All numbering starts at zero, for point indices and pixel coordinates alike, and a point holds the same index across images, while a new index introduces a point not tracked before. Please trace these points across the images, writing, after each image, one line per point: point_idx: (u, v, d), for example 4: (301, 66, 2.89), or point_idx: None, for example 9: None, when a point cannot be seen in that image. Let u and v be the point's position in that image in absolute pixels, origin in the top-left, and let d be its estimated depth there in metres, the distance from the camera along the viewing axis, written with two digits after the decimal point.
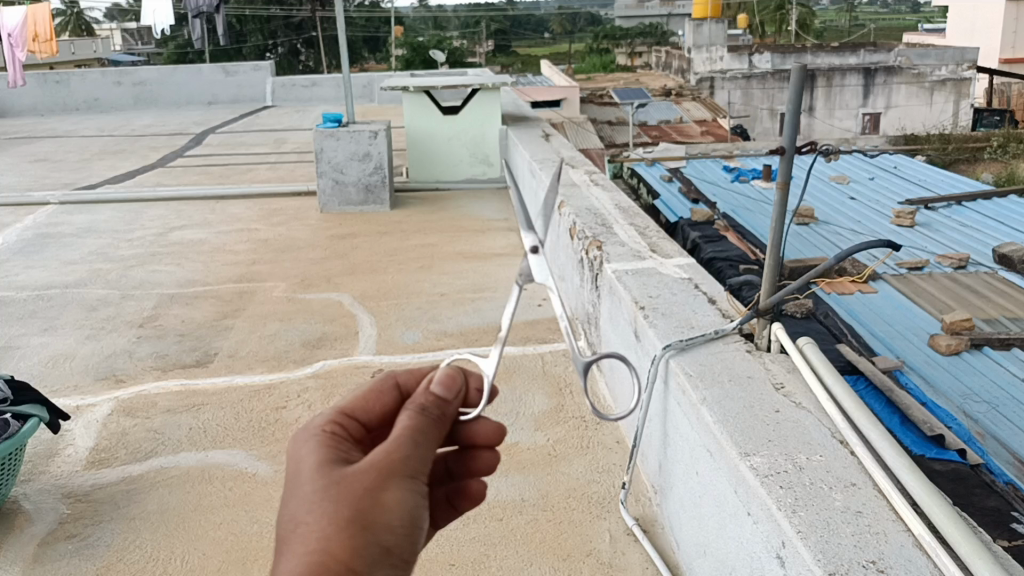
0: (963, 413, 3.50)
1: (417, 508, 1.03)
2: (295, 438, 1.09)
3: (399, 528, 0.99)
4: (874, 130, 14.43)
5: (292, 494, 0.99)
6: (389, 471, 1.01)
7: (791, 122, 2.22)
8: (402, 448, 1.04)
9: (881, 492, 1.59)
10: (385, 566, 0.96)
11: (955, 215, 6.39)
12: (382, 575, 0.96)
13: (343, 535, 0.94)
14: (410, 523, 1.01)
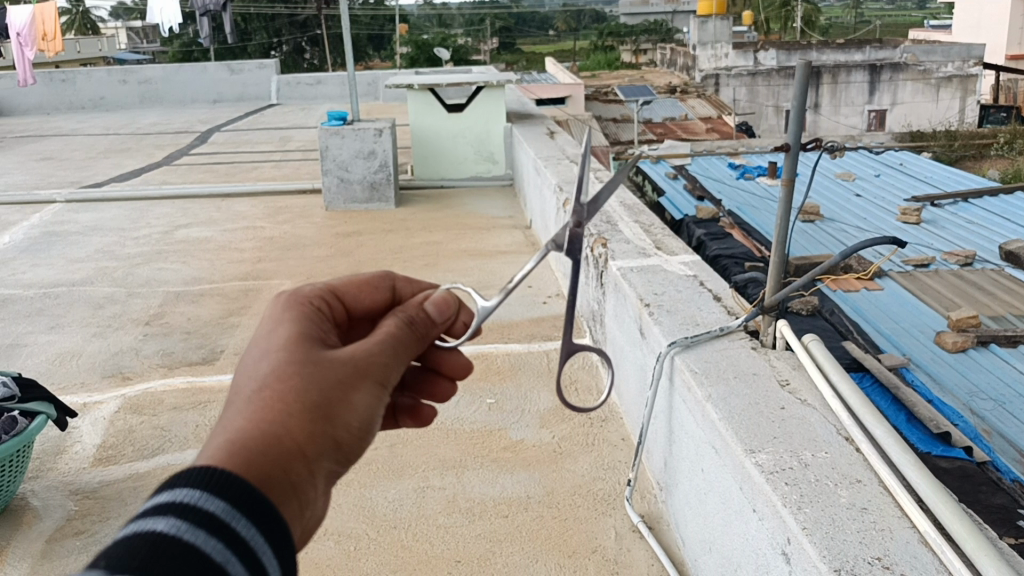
0: (970, 410, 3.49)
1: (375, 422, 0.97)
2: (277, 305, 1.02)
3: (355, 431, 0.93)
4: (879, 127, 14.41)
5: (262, 358, 0.92)
6: (364, 374, 0.96)
7: (796, 118, 2.21)
8: (383, 359, 0.99)
9: (887, 489, 1.59)
10: (331, 462, 0.90)
11: (961, 212, 6.38)
12: (326, 470, 0.89)
13: (303, 417, 0.87)
14: (366, 430, 0.95)
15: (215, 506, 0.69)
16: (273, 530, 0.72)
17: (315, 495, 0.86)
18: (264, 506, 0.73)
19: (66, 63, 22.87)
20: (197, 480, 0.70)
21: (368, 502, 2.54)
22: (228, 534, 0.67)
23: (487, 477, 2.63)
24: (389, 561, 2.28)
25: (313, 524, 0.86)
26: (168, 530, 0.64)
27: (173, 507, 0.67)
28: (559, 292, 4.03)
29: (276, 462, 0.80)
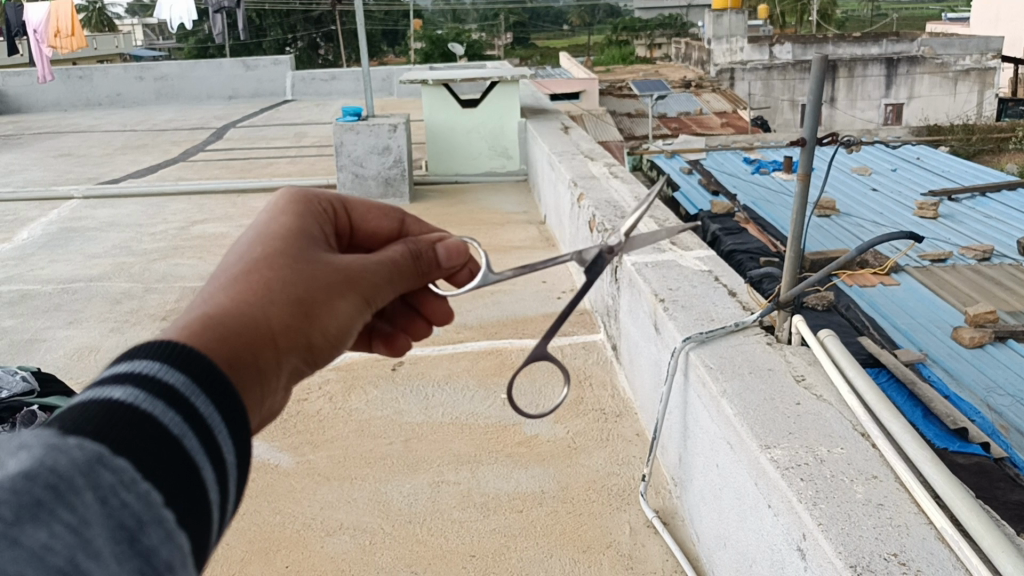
0: (987, 406, 3.47)
1: (350, 334, 0.96)
2: (284, 201, 1.03)
3: (329, 337, 0.92)
4: (895, 121, 14.30)
5: (255, 245, 0.92)
6: (349, 284, 0.95)
7: (812, 113, 2.20)
8: (369, 277, 1.00)
9: (903, 485, 1.58)
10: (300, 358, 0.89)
11: (979, 206, 6.33)
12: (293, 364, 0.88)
13: (287, 307, 0.86)
14: (340, 339, 0.94)
15: (174, 380, 0.66)
16: (235, 417, 0.69)
17: (278, 388, 0.84)
18: (230, 391, 0.70)
19: (83, 60, 23.01)
20: (158, 352, 0.67)
21: (384, 496, 2.55)
22: (186, 409, 0.65)
23: (501, 472, 2.64)
24: (403, 555, 2.29)
25: (268, 416, 0.84)
26: (124, 398, 0.62)
27: (133, 376, 0.64)
28: (573, 287, 4.03)
29: (246, 344, 0.78)
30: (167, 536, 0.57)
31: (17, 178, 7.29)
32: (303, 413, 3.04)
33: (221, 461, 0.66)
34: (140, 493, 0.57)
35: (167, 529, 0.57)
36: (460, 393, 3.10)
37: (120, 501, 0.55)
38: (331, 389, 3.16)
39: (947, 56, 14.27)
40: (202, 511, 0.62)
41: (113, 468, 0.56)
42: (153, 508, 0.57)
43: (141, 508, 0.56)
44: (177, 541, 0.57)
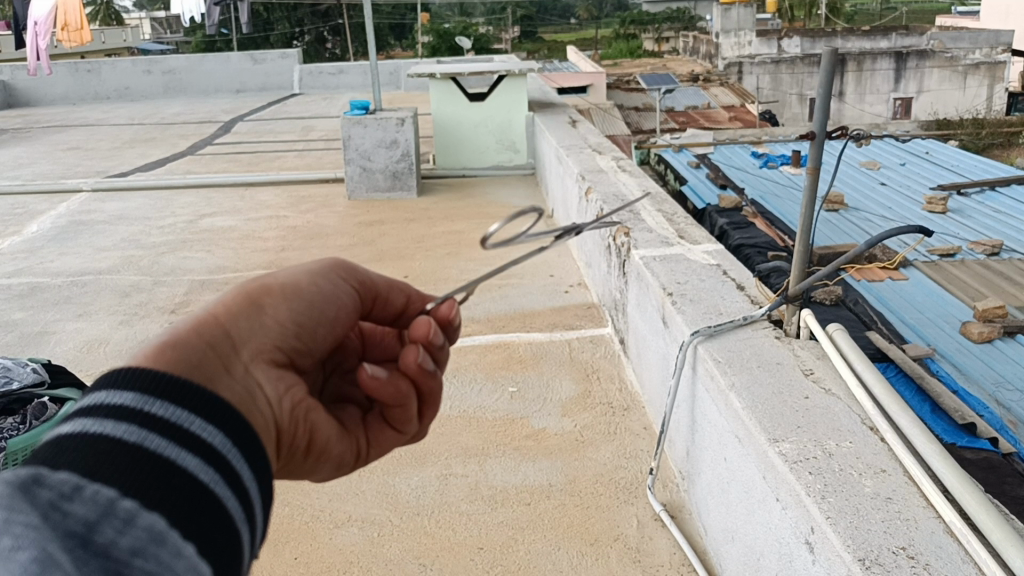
0: (995, 401, 3.46)
1: (313, 296, 0.99)
2: None
3: (278, 295, 0.95)
4: (904, 116, 14.21)
5: None
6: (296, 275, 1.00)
7: (821, 107, 2.19)
8: (315, 268, 1.04)
9: (912, 479, 1.58)
10: (255, 318, 0.91)
11: (988, 201, 6.30)
12: (253, 326, 0.90)
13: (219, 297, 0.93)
14: (298, 296, 0.97)
15: (124, 398, 0.67)
16: (195, 397, 0.72)
17: (236, 348, 0.86)
18: (181, 380, 0.72)
19: (90, 54, 23.09)
20: (104, 379, 0.70)
21: (391, 488, 2.56)
22: (141, 418, 0.66)
23: (509, 465, 2.64)
24: (412, 547, 2.30)
25: (245, 369, 0.85)
26: (73, 430, 0.65)
27: (82, 408, 0.67)
28: (581, 282, 4.04)
29: (186, 327, 0.83)
30: (128, 524, 0.60)
31: (26, 171, 7.32)
32: None
33: (199, 446, 0.68)
34: (86, 499, 0.60)
35: (124, 518, 0.60)
36: (468, 386, 3.11)
37: (64, 513, 0.59)
38: None
39: (957, 49, 14.20)
40: (188, 494, 0.65)
41: (49, 485, 0.60)
42: (106, 506, 0.60)
43: (89, 511, 0.59)
44: (141, 525, 0.60)
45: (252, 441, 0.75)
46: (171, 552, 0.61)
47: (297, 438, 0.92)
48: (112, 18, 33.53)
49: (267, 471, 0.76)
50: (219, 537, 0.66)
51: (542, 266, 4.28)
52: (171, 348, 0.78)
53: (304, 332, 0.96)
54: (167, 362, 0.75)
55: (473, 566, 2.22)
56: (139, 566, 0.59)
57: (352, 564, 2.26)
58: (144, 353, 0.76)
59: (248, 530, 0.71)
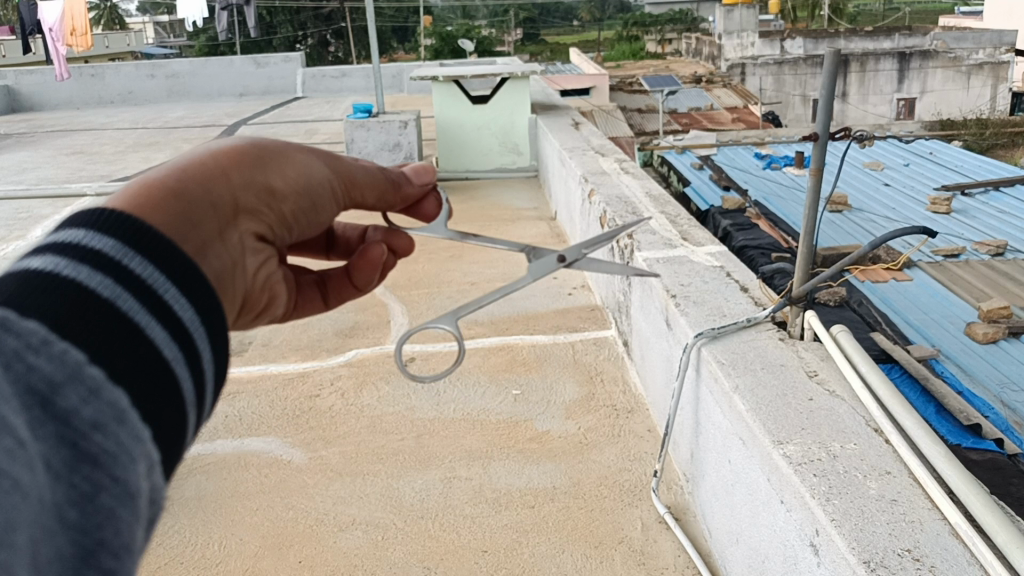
0: (1000, 402, 3.45)
1: (316, 192, 0.99)
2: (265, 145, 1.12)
3: (289, 186, 0.95)
4: (908, 117, 14.14)
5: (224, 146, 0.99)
6: (306, 150, 1.00)
7: (825, 108, 2.19)
8: (331, 161, 1.03)
9: (917, 481, 1.58)
10: (260, 204, 0.92)
11: (992, 202, 6.29)
12: (254, 209, 0.91)
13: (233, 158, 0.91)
14: (304, 189, 0.97)
15: (101, 244, 0.67)
16: (179, 265, 0.72)
17: (235, 228, 0.87)
18: (166, 241, 0.72)
19: (95, 60, 23.11)
20: (84, 220, 0.69)
21: (395, 491, 2.56)
22: (119, 272, 0.66)
23: (513, 468, 2.64)
24: (415, 551, 2.30)
25: (235, 245, 0.87)
26: (44, 268, 0.64)
27: (55, 245, 0.66)
28: (584, 284, 4.04)
29: (195, 180, 0.83)
30: (93, 394, 0.59)
31: (31, 177, 7.33)
32: (315, 408, 3.04)
33: (169, 319, 0.69)
34: (53, 355, 0.58)
35: (90, 386, 0.59)
36: (473, 389, 3.10)
37: (27, 365, 0.57)
38: (342, 385, 3.16)
39: (960, 50, 14.16)
40: (151, 366, 0.65)
41: (19, 333, 0.58)
42: (72, 369, 0.59)
43: (55, 369, 0.58)
44: (105, 399, 0.60)
45: (219, 319, 0.75)
46: (131, 435, 0.61)
47: (256, 308, 0.97)
48: (116, 23, 33.61)
49: (224, 351, 0.76)
50: (171, 419, 0.67)
51: None
52: (179, 204, 0.79)
53: (302, 215, 0.97)
54: (168, 213, 0.76)
55: (478, 569, 2.22)
56: (98, 442, 0.58)
57: (356, 567, 2.26)
58: (149, 202, 0.76)
59: (197, 413, 0.72)
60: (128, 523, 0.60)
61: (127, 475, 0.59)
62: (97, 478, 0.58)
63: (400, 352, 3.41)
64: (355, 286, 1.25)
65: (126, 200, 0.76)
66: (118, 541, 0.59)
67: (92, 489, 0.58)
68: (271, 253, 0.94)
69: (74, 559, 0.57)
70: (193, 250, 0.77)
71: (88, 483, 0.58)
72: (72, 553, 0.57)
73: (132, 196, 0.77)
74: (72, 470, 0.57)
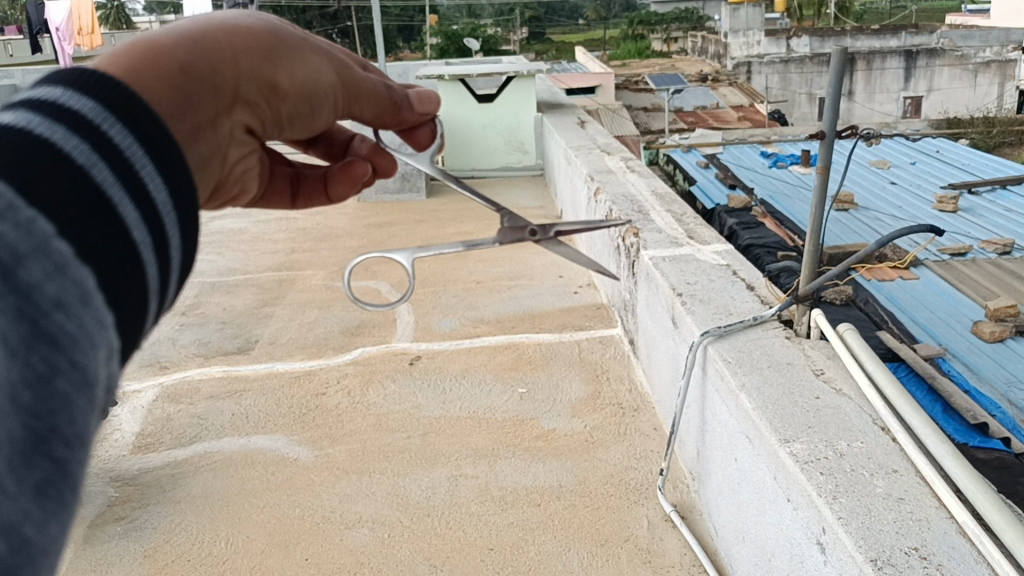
0: (1008, 400, 3.44)
1: (320, 97, 0.98)
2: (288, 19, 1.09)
3: (295, 86, 0.93)
4: (914, 115, 14.08)
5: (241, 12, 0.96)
6: (322, 50, 0.99)
7: (831, 106, 2.18)
8: (341, 66, 1.01)
9: (924, 480, 1.57)
10: (260, 100, 0.91)
11: (999, 200, 6.27)
12: (252, 103, 0.90)
13: (245, 45, 0.89)
14: (309, 92, 0.95)
15: (81, 106, 0.64)
16: (164, 142, 0.69)
17: (227, 116, 0.86)
18: (155, 117, 0.69)
19: (103, 60, 23.23)
20: (66, 75, 0.65)
21: (402, 490, 2.56)
22: (96, 139, 0.63)
23: (519, 466, 2.64)
24: (422, 549, 2.31)
25: (224, 131, 0.87)
26: (17, 123, 0.61)
27: (31, 101, 0.63)
28: (590, 282, 4.04)
29: (204, 57, 0.82)
30: (58, 271, 0.54)
31: None
32: (322, 406, 3.05)
33: (144, 200, 0.65)
34: (19, 222, 0.53)
35: (56, 262, 0.54)
36: (479, 387, 3.11)
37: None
38: (348, 383, 3.17)
39: (967, 48, 14.10)
40: (120, 248, 0.61)
41: None
42: (39, 240, 0.54)
43: (19, 240, 0.53)
44: (71, 277, 0.55)
45: (193, 206, 0.72)
46: (94, 318, 0.57)
47: (226, 188, 0.99)
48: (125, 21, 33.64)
49: (194, 241, 0.73)
50: (132, 306, 0.63)
51: (551, 267, 4.28)
52: (184, 80, 0.78)
53: (303, 116, 0.97)
54: (171, 87, 0.75)
55: (484, 567, 2.23)
56: (59, 322, 0.54)
57: (363, 565, 2.27)
58: (154, 69, 0.75)
59: (158, 302, 0.68)
60: (83, 411, 0.55)
61: (86, 360, 0.55)
62: (55, 359, 0.54)
63: (406, 350, 3.41)
64: (326, 194, 1.33)
65: (132, 62, 0.74)
66: (73, 431, 0.54)
67: (49, 371, 0.54)
68: (253, 145, 0.95)
69: (25, 444, 0.52)
70: (184, 132, 0.77)
71: (44, 364, 0.53)
72: (23, 438, 0.52)
73: (140, 57, 0.76)
74: (29, 349, 0.53)
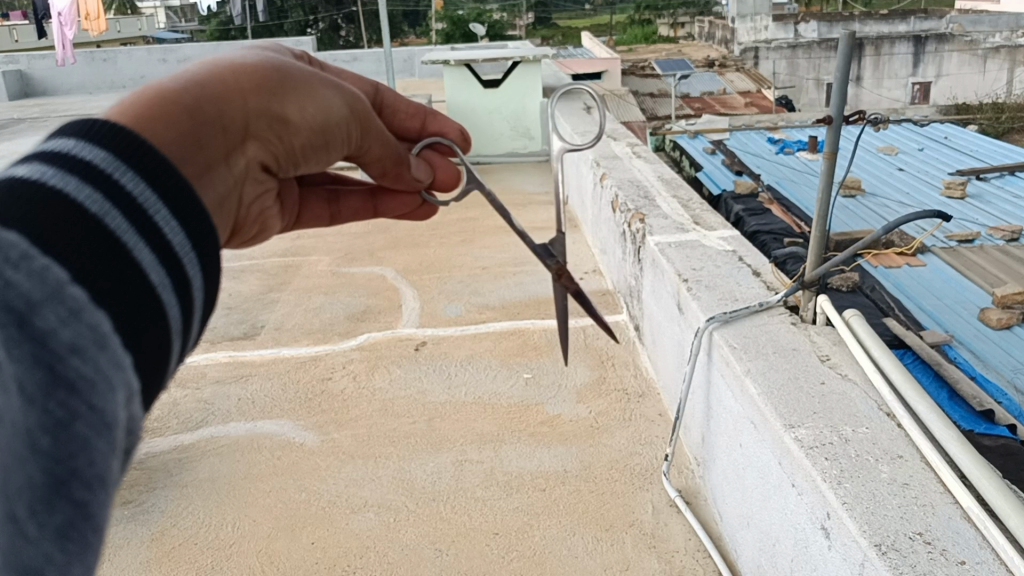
0: (1013, 387, 3.43)
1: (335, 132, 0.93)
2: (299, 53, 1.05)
3: (308, 121, 0.89)
4: (922, 101, 13.97)
5: (248, 50, 0.93)
6: (333, 83, 0.94)
7: (838, 92, 2.17)
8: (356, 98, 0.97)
9: (929, 466, 1.57)
10: (270, 138, 0.87)
11: (1008, 186, 6.23)
12: (260, 142, 0.86)
13: (251, 82, 0.85)
14: (323, 127, 0.91)
15: (93, 156, 0.62)
16: (175, 183, 0.66)
17: (235, 158, 0.83)
18: (164, 161, 0.67)
19: (107, 45, 23.16)
20: (77, 128, 0.63)
21: (407, 474, 2.57)
22: (109, 185, 0.61)
23: (524, 451, 2.65)
24: (427, 533, 2.32)
25: (235, 172, 0.83)
26: (29, 175, 0.59)
27: (42, 154, 0.61)
28: (596, 269, 4.04)
29: (209, 97, 0.79)
30: (73, 315, 0.54)
31: None
32: (327, 391, 3.06)
33: (159, 238, 0.63)
34: (33, 271, 0.53)
35: (70, 307, 0.54)
36: (484, 373, 3.11)
37: (5, 282, 0.51)
38: (354, 369, 3.17)
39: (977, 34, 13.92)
40: (137, 291, 0.60)
41: None
42: (52, 287, 0.53)
43: (33, 287, 0.52)
44: (86, 321, 0.54)
45: (214, 245, 0.70)
46: (111, 360, 0.56)
47: (247, 228, 0.96)
48: (131, 9, 33.54)
49: (215, 272, 0.71)
50: (153, 346, 0.62)
51: None
52: (189, 121, 0.74)
53: (317, 150, 0.93)
54: (176, 130, 0.72)
55: (490, 551, 2.24)
56: (75, 366, 0.53)
57: (369, 549, 2.28)
58: (158, 115, 0.72)
59: (182, 342, 0.66)
60: (104, 453, 0.55)
61: (104, 404, 0.54)
62: (73, 405, 0.53)
63: (410, 336, 3.41)
64: (374, 210, 1.29)
65: (138, 108, 0.71)
66: (92, 472, 0.54)
67: (67, 416, 0.53)
68: (270, 182, 0.92)
69: (45, 489, 0.53)
70: (196, 172, 0.74)
71: (62, 408, 0.53)
72: (42, 482, 0.53)
73: (144, 104, 0.73)
74: (47, 395, 0.52)
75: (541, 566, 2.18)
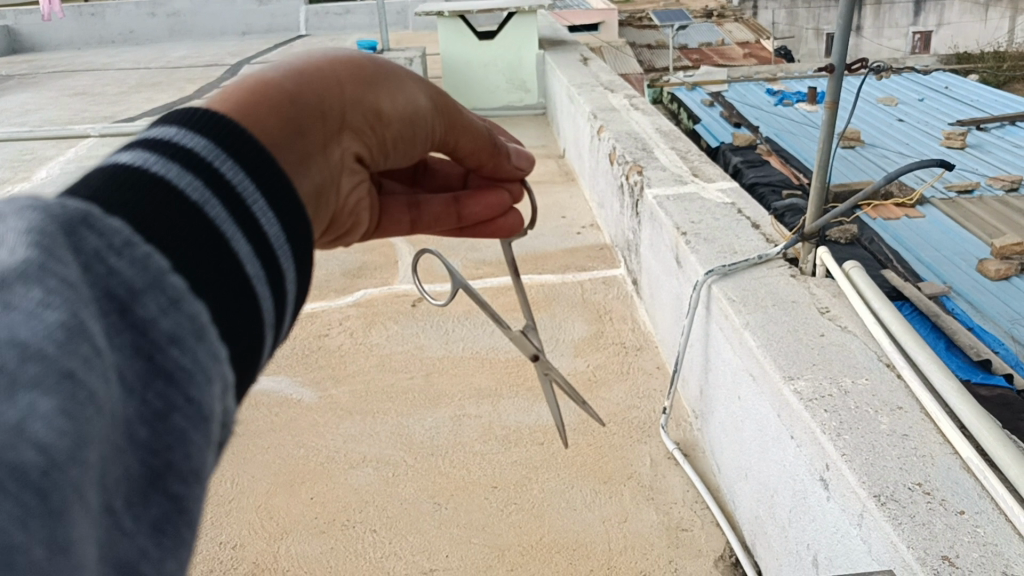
0: (1011, 337, 3.42)
1: (420, 129, 0.95)
2: None
3: (393, 115, 0.91)
4: (923, 49, 13.79)
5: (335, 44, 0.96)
6: (418, 79, 0.96)
7: (839, 39, 2.12)
8: (438, 99, 0.99)
9: (928, 416, 1.57)
10: (363, 128, 0.89)
11: (1008, 136, 6.17)
12: (355, 129, 0.88)
13: (348, 73, 0.87)
14: (409, 122, 0.93)
15: (194, 144, 0.63)
16: (271, 177, 0.67)
17: (333, 151, 0.85)
18: (261, 150, 0.68)
19: None
20: (180, 118, 0.66)
21: (405, 429, 2.57)
22: (209, 173, 0.62)
23: (522, 406, 2.65)
24: (426, 487, 2.33)
25: (333, 162, 0.85)
26: (134, 163, 0.61)
27: (144, 142, 0.63)
28: (593, 223, 4.01)
29: (312, 85, 0.81)
30: (173, 305, 0.52)
31: (33, 118, 7.29)
32: (324, 347, 3.05)
33: (256, 231, 0.64)
34: (135, 258, 0.52)
35: (170, 296, 0.52)
36: (480, 328, 3.10)
37: (107, 269, 0.50)
38: (351, 324, 3.16)
39: None
40: (234, 283, 0.60)
41: (100, 230, 0.51)
42: (154, 275, 0.52)
43: (136, 275, 0.51)
44: (185, 311, 0.52)
45: (307, 236, 0.71)
46: (208, 352, 0.53)
47: (342, 222, 0.97)
48: None
49: (309, 268, 0.71)
50: (246, 337, 0.61)
51: (553, 208, 4.24)
52: (290, 108, 0.76)
53: (404, 143, 0.94)
54: (281, 118, 0.74)
55: (489, 505, 2.25)
56: (174, 358, 0.51)
57: (368, 504, 2.29)
58: (264, 102, 0.74)
59: (275, 334, 0.66)
60: (200, 447, 0.51)
61: (202, 396, 0.52)
62: (171, 396, 0.51)
63: (407, 292, 3.40)
64: (457, 215, 1.22)
65: (241, 95, 0.74)
66: (189, 466, 0.50)
67: (165, 407, 0.50)
68: (363, 174, 0.93)
69: (141, 480, 0.50)
70: (297, 163, 0.76)
71: (160, 400, 0.50)
72: (140, 475, 0.50)
73: (248, 91, 0.75)
74: (146, 385, 0.50)
75: (540, 518, 2.19)
